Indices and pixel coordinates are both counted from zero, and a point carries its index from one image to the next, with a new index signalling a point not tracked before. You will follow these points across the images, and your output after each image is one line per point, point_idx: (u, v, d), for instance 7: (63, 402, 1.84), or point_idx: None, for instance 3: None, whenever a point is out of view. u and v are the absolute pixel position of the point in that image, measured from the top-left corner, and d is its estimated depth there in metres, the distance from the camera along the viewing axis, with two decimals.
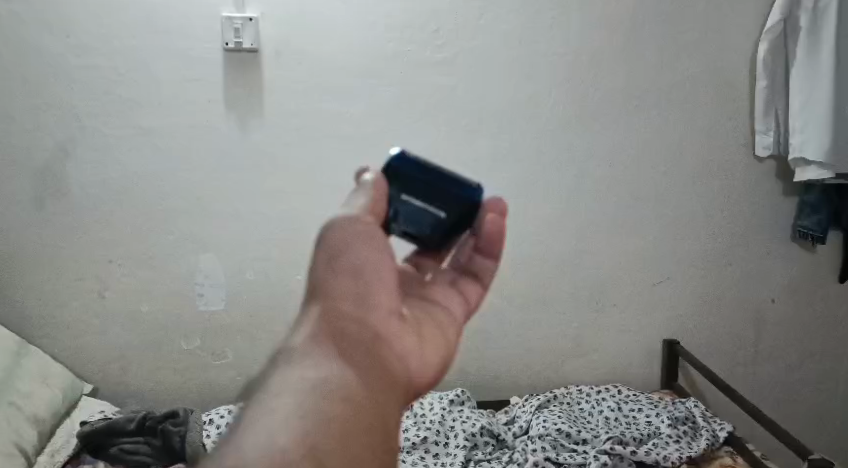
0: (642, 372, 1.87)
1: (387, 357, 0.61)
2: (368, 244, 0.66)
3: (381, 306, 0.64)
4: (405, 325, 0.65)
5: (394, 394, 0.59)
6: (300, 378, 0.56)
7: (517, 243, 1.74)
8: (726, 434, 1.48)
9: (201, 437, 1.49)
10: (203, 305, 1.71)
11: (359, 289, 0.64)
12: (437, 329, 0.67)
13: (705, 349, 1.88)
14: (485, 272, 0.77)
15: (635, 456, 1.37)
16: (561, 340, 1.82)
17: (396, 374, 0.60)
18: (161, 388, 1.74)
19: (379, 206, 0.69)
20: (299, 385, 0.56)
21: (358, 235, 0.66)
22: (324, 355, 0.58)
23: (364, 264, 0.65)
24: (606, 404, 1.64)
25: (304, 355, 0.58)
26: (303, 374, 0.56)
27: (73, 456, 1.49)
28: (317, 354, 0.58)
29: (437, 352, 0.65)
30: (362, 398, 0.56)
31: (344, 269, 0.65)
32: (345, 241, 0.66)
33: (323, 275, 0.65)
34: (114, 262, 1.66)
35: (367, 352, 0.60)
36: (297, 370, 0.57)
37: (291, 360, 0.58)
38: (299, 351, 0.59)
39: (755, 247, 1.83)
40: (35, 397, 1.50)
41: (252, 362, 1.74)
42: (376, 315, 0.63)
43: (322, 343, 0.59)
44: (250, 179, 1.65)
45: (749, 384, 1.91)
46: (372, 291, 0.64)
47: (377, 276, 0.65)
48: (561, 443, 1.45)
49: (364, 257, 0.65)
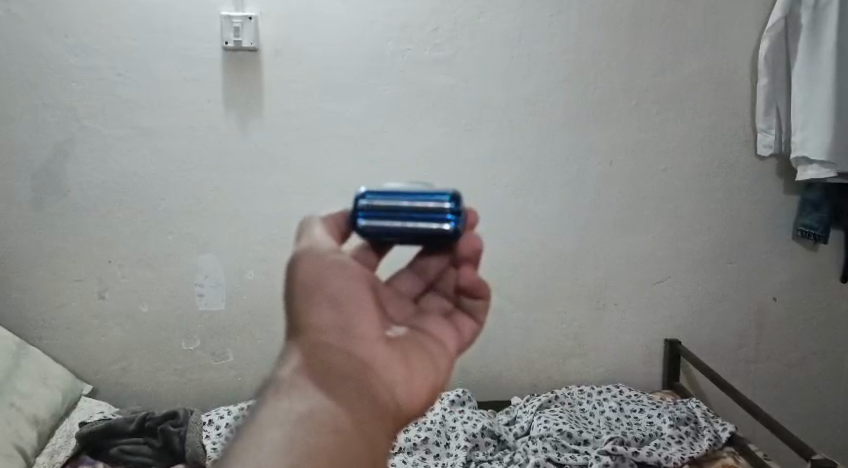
0: (642, 372, 1.86)
1: (373, 385, 0.66)
2: (347, 278, 0.71)
3: (365, 336, 0.69)
4: (391, 352, 0.70)
5: (381, 419, 0.65)
6: (290, 408, 0.62)
7: (517, 243, 1.74)
8: (728, 435, 1.47)
9: (202, 438, 1.49)
10: (203, 305, 1.70)
11: (343, 320, 0.69)
12: (427, 357, 0.71)
13: (706, 349, 1.87)
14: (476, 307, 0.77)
15: (636, 456, 1.36)
16: (561, 340, 1.81)
17: (382, 401, 0.66)
18: (161, 388, 1.73)
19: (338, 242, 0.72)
20: (288, 413, 0.62)
21: (334, 267, 0.71)
22: (310, 385, 0.64)
23: (345, 295, 0.70)
24: (607, 405, 1.64)
25: (292, 387, 0.64)
26: (292, 405, 0.62)
27: (73, 456, 1.49)
28: (306, 384, 0.64)
29: (425, 381, 0.70)
30: (349, 425, 0.62)
31: (324, 302, 0.70)
32: (323, 274, 0.71)
33: (305, 307, 0.70)
34: (114, 262, 1.66)
35: (353, 381, 0.66)
36: (288, 399, 0.63)
37: (281, 390, 0.64)
38: (288, 383, 0.65)
39: (757, 247, 1.82)
40: (35, 398, 1.49)
41: (252, 363, 1.74)
42: (361, 345, 0.69)
43: (309, 375, 0.65)
44: (249, 180, 1.65)
45: (750, 383, 1.90)
46: (354, 322, 0.70)
47: (357, 307, 0.71)
48: (562, 443, 1.44)
49: (345, 288, 0.71)
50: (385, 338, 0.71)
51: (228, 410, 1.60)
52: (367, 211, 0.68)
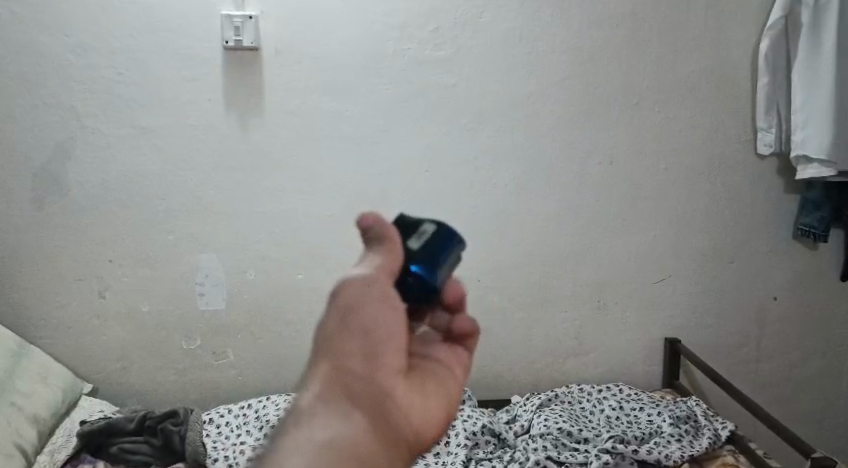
0: (643, 372, 1.85)
1: (390, 415, 0.67)
2: (384, 308, 0.70)
3: (388, 364, 0.69)
4: (410, 381, 0.70)
5: (394, 452, 0.66)
6: (312, 434, 0.64)
7: (517, 242, 1.74)
8: (728, 433, 1.46)
9: (201, 436, 1.51)
10: (204, 305, 1.70)
11: (372, 351, 0.69)
12: (438, 385, 0.73)
13: (706, 348, 1.87)
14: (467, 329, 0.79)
15: (636, 454, 1.38)
16: (562, 340, 1.81)
17: (400, 435, 0.67)
18: (161, 388, 1.73)
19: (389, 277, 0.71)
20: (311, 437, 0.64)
21: (371, 294, 0.70)
22: (333, 413, 0.66)
23: (378, 326, 0.69)
24: (607, 403, 1.63)
25: (315, 415, 0.66)
26: (313, 432, 0.64)
27: (73, 455, 1.49)
28: (329, 411, 0.66)
29: (441, 415, 0.71)
30: (366, 456, 0.64)
31: (356, 330, 0.69)
32: (359, 303, 0.70)
33: (339, 333, 0.70)
34: (114, 262, 1.66)
35: (374, 410, 0.66)
36: (311, 426, 0.65)
37: (303, 412, 0.66)
38: (311, 410, 0.66)
39: (757, 246, 1.82)
40: (35, 397, 1.49)
41: (252, 361, 1.74)
42: (386, 374, 0.68)
43: (334, 401, 0.66)
44: (249, 179, 1.65)
45: (751, 382, 1.90)
46: (382, 354, 0.69)
47: (389, 336, 0.70)
48: (563, 442, 1.45)
49: (382, 318, 0.70)
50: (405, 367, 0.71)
51: (228, 409, 1.62)
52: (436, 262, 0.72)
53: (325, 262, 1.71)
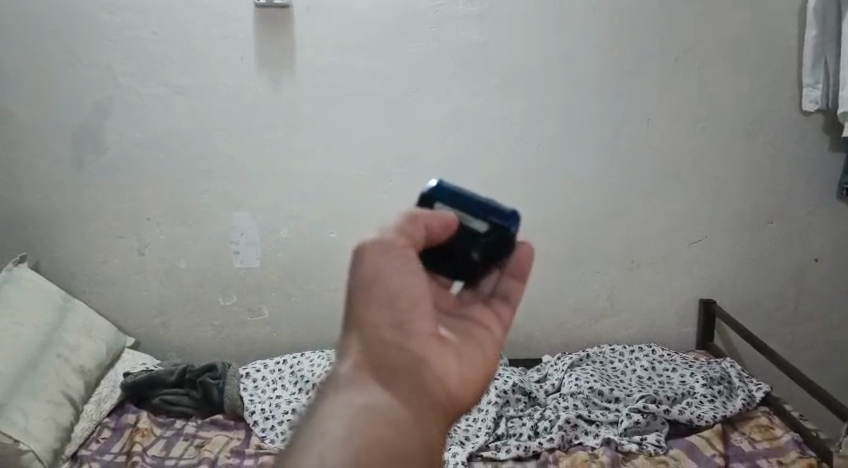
0: (677, 332, 1.83)
1: (427, 385, 0.56)
2: (409, 273, 0.58)
3: (421, 331, 0.58)
4: (445, 347, 0.59)
5: (440, 419, 0.55)
6: (347, 405, 0.52)
7: (550, 201, 1.73)
8: (763, 395, 1.44)
9: (238, 390, 1.55)
10: (240, 262, 1.73)
11: (400, 315, 0.57)
12: (476, 345, 0.62)
13: (742, 310, 1.84)
14: (513, 292, 0.67)
15: (668, 414, 1.40)
16: (594, 299, 1.80)
17: (441, 401, 0.56)
18: (199, 342, 1.78)
19: (420, 235, 0.59)
20: (347, 409, 0.51)
21: (395, 255, 0.58)
22: (368, 383, 0.54)
23: (406, 291, 0.58)
24: (639, 364, 1.63)
25: (347, 386, 0.53)
26: (348, 404, 0.52)
27: (118, 404, 1.56)
28: (363, 381, 0.54)
29: (483, 379, 0.60)
30: (409, 428, 0.52)
31: (382, 297, 0.57)
32: (381, 268, 0.58)
33: (363, 302, 0.57)
34: (152, 220, 1.70)
35: (410, 380, 0.55)
36: (345, 399, 0.52)
37: (334, 386, 0.54)
38: (343, 382, 0.54)
39: (799, 206, 1.77)
40: (82, 349, 1.54)
41: (287, 316, 1.77)
42: (418, 341, 0.57)
43: (367, 371, 0.55)
44: (282, 138, 1.66)
45: (788, 344, 1.86)
46: (412, 317, 0.58)
47: (418, 302, 0.58)
48: (593, 401, 1.48)
49: (407, 283, 0.58)
50: (436, 335, 0.59)
51: (264, 363, 1.67)
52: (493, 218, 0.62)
53: (358, 221, 1.72)
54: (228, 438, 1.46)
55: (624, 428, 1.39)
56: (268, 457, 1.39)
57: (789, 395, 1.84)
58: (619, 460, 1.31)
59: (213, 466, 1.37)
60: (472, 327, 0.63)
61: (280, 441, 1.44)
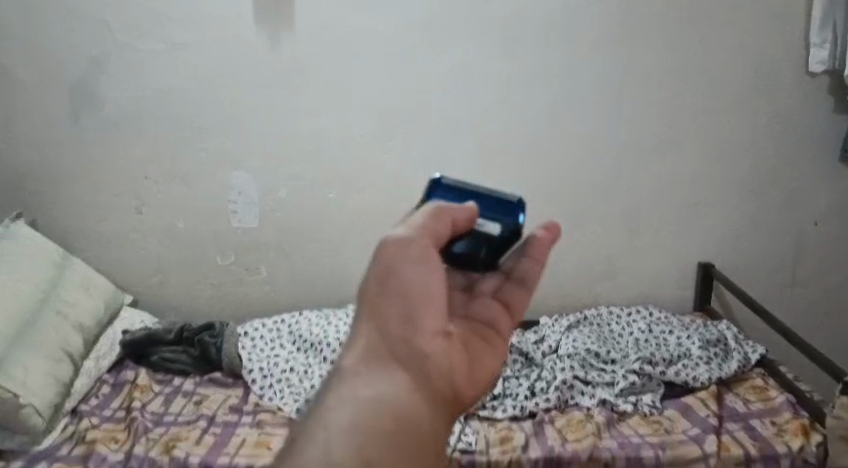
0: (676, 295, 1.83)
1: (448, 390, 0.41)
2: (425, 265, 0.46)
3: (436, 329, 0.44)
4: (462, 351, 0.45)
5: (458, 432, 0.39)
6: (350, 400, 0.36)
7: (551, 163, 1.71)
8: (758, 357, 1.46)
9: (237, 349, 1.56)
10: (238, 222, 1.72)
11: (413, 308, 0.44)
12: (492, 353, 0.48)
13: (742, 274, 1.84)
14: (530, 276, 0.56)
15: (664, 376, 1.42)
16: (593, 262, 1.79)
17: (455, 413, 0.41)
18: (198, 301, 1.78)
19: (440, 231, 0.49)
20: (347, 399, 0.36)
21: (421, 251, 0.46)
22: (380, 377, 0.39)
23: (422, 283, 0.45)
24: (636, 326, 1.63)
25: (353, 382, 0.38)
26: (356, 394, 0.36)
27: (117, 361, 1.57)
28: (373, 374, 0.39)
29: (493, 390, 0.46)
30: (432, 432, 0.36)
31: (397, 285, 0.45)
32: (392, 255, 0.46)
33: (378, 291, 0.45)
34: (149, 178, 1.69)
35: (428, 380, 0.41)
36: (348, 392, 0.37)
37: (339, 379, 0.38)
38: (345, 379, 0.38)
39: (801, 169, 1.76)
40: (79, 306, 1.54)
41: (285, 276, 1.77)
42: (430, 341, 0.43)
43: (378, 363, 0.40)
44: (280, 95, 1.64)
45: (786, 308, 1.86)
46: (427, 312, 0.45)
47: (434, 295, 0.46)
48: (590, 362, 1.48)
49: (423, 276, 0.45)
50: (454, 339, 0.46)
51: (263, 322, 1.66)
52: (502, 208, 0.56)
53: (356, 180, 1.71)
54: (227, 396, 1.48)
55: (620, 389, 1.40)
56: (266, 415, 1.40)
57: (786, 359, 1.85)
58: (614, 420, 1.34)
59: (212, 422, 1.38)
60: (491, 338, 0.50)
61: (279, 399, 1.46)
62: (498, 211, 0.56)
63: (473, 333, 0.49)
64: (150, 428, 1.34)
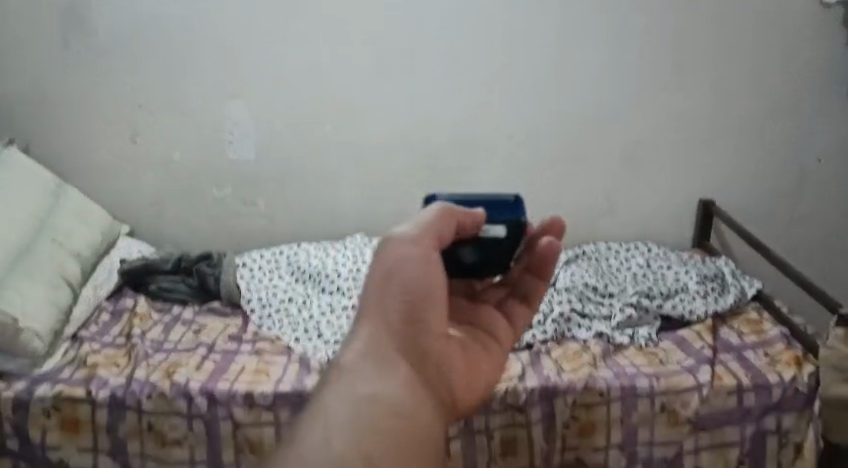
0: (676, 233, 1.83)
1: (441, 392, 0.39)
2: (432, 267, 0.43)
3: (438, 331, 0.42)
4: (458, 353, 0.43)
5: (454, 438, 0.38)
6: (352, 399, 0.33)
7: (552, 97, 1.69)
8: (755, 292, 1.48)
9: (235, 279, 1.56)
10: (234, 153, 1.70)
11: (419, 308, 0.41)
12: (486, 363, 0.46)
13: (743, 212, 1.82)
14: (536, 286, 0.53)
15: (661, 309, 1.44)
16: (593, 199, 1.78)
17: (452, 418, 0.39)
18: (195, 234, 1.77)
19: (440, 231, 0.46)
20: (347, 397, 0.33)
21: (426, 250, 0.44)
22: (381, 373, 0.36)
23: (431, 282, 0.42)
24: (634, 262, 1.63)
25: (354, 377, 0.35)
26: (357, 393, 0.34)
27: (115, 290, 1.58)
28: (374, 369, 0.36)
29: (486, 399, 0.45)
30: (432, 439, 0.34)
31: (401, 283, 0.42)
32: (394, 251, 0.43)
33: (382, 285, 0.41)
34: (143, 108, 1.66)
35: (426, 381, 0.38)
36: (349, 389, 0.34)
37: (336, 375, 0.35)
38: (346, 374, 0.35)
39: (806, 105, 1.73)
40: (76, 234, 1.53)
41: (283, 209, 1.76)
42: (431, 343, 0.41)
43: (378, 357, 0.37)
44: (276, 23, 1.60)
45: (789, 247, 1.85)
46: (432, 314, 0.42)
47: (440, 295, 0.43)
48: (588, 296, 1.49)
49: (431, 277, 0.43)
50: (451, 343, 0.44)
51: (261, 254, 1.66)
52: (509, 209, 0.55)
53: (355, 112, 1.68)
54: (227, 325, 1.48)
55: (617, 322, 1.41)
56: (265, 344, 1.41)
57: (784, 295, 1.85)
58: (610, 351, 1.35)
59: (211, 350, 1.39)
60: (482, 341, 0.48)
61: (277, 328, 1.46)
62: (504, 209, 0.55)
63: (464, 333, 0.47)
64: (150, 355, 1.35)
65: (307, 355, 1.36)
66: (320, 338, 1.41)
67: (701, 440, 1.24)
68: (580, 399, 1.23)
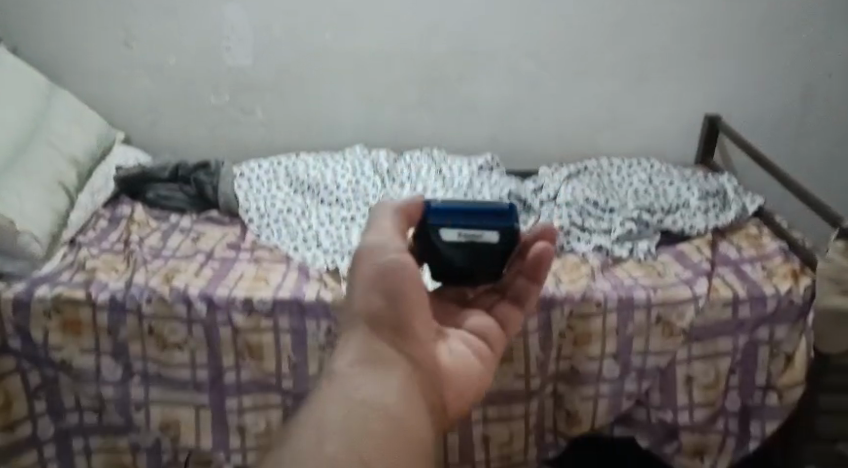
0: (679, 150, 1.81)
1: (427, 385, 0.48)
2: (412, 286, 0.55)
3: (422, 337, 0.53)
4: (441, 359, 0.54)
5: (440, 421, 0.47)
6: (351, 393, 0.42)
7: (559, 6, 1.63)
8: (756, 208, 1.47)
9: (233, 189, 1.55)
10: (231, 60, 1.65)
11: (403, 319, 0.52)
12: (469, 365, 0.57)
13: (749, 129, 1.79)
14: (526, 290, 0.70)
15: (661, 224, 1.43)
16: (596, 114, 1.75)
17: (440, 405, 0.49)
18: (192, 144, 1.74)
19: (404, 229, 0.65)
20: (347, 393, 0.41)
21: (405, 271, 0.56)
22: (373, 372, 0.45)
23: (410, 298, 0.54)
24: (636, 178, 1.62)
25: (352, 376, 0.44)
26: (355, 389, 0.42)
27: (112, 197, 1.56)
28: (367, 370, 0.45)
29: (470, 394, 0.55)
30: (424, 423, 0.42)
31: (385, 300, 0.54)
32: (381, 276, 0.55)
33: (372, 305, 0.53)
34: (136, 11, 1.60)
35: (414, 379, 0.47)
36: (348, 386, 0.43)
37: (336, 377, 0.44)
38: (346, 375, 0.44)
39: (821, 17, 1.68)
40: (71, 139, 1.50)
41: (281, 120, 1.72)
42: (417, 347, 0.51)
43: (371, 360, 0.47)
44: None
45: (794, 164, 1.83)
46: (415, 324, 0.53)
47: (420, 311, 0.55)
48: (588, 211, 1.49)
49: (411, 295, 0.55)
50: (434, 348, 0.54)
51: (260, 164, 1.65)
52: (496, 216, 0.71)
53: (355, 19, 1.62)
54: (225, 234, 1.48)
55: (617, 235, 1.41)
56: (264, 253, 1.40)
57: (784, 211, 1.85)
58: (608, 264, 1.35)
59: (210, 258, 1.39)
60: (460, 352, 0.58)
61: (276, 238, 1.45)
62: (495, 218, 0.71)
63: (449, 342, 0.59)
64: (149, 261, 1.35)
65: (306, 263, 1.36)
66: (319, 247, 1.41)
67: (694, 350, 1.26)
68: (577, 310, 1.24)
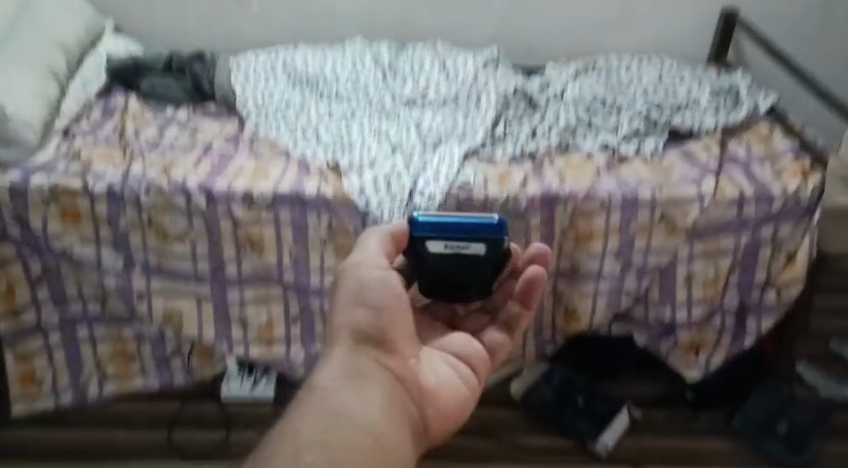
0: (691, 49, 1.74)
1: (406, 404, 0.51)
2: (394, 303, 0.59)
3: (402, 355, 0.56)
4: (423, 378, 0.57)
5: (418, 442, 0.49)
6: (329, 403, 0.44)
7: None
8: (768, 108, 1.44)
9: (231, 83, 1.52)
10: None
11: (383, 337, 0.55)
12: (450, 385, 0.59)
13: (767, 25, 1.72)
14: (517, 317, 0.74)
15: (670, 122, 1.40)
16: (607, 8, 1.68)
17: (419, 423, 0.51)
18: (188, 36, 1.69)
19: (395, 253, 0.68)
20: (326, 403, 0.43)
21: (388, 289, 0.60)
22: (354, 386, 0.48)
23: (391, 313, 0.58)
24: (646, 75, 1.57)
25: (332, 388, 0.46)
26: (334, 400, 0.44)
27: (105, 88, 1.52)
28: (347, 384, 0.48)
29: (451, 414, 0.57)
30: (398, 439, 0.44)
31: (367, 313, 0.57)
32: (364, 292, 0.59)
33: (354, 321, 0.57)
34: None
35: (394, 396, 0.50)
36: (327, 397, 0.45)
37: (317, 388, 0.46)
38: (326, 386, 0.47)
39: None
40: (57, 24, 1.45)
41: (279, 12, 1.66)
42: (398, 366, 0.54)
43: (352, 375, 0.49)
44: None
45: (811, 62, 1.77)
46: (396, 343, 0.56)
47: (401, 329, 0.58)
48: (595, 108, 1.46)
49: (394, 312, 0.58)
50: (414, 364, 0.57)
51: (257, 56, 1.60)
52: (481, 235, 0.72)
53: None
54: (222, 126, 1.44)
55: (624, 133, 1.38)
56: (264, 147, 1.37)
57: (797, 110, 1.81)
58: (614, 163, 1.32)
59: (208, 150, 1.35)
60: (441, 370, 0.61)
61: (274, 133, 1.40)
62: (482, 234, 0.72)
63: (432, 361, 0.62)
64: (145, 152, 1.32)
65: (306, 159, 1.33)
66: (319, 144, 1.36)
67: (696, 248, 1.25)
68: (579, 207, 1.23)
